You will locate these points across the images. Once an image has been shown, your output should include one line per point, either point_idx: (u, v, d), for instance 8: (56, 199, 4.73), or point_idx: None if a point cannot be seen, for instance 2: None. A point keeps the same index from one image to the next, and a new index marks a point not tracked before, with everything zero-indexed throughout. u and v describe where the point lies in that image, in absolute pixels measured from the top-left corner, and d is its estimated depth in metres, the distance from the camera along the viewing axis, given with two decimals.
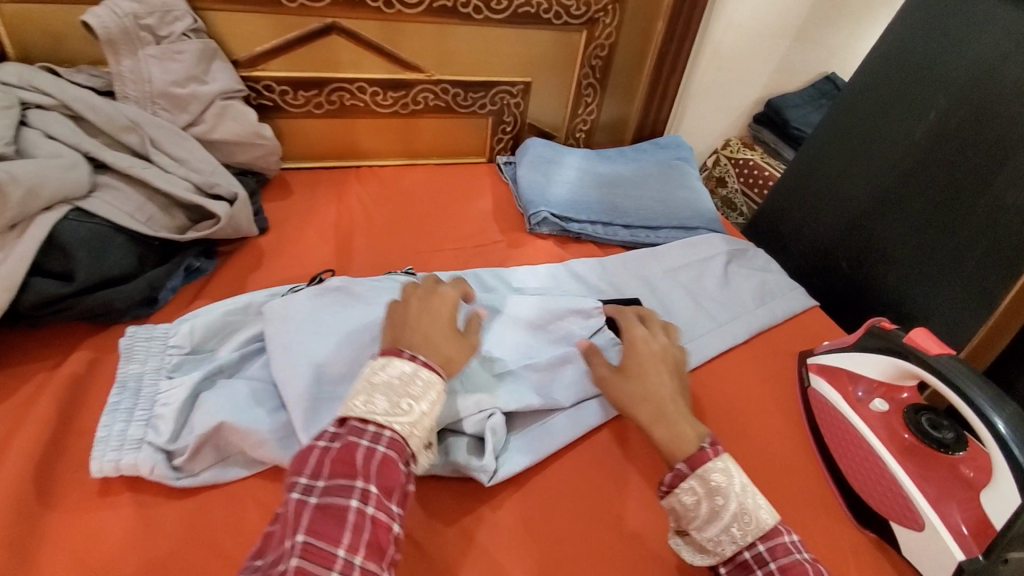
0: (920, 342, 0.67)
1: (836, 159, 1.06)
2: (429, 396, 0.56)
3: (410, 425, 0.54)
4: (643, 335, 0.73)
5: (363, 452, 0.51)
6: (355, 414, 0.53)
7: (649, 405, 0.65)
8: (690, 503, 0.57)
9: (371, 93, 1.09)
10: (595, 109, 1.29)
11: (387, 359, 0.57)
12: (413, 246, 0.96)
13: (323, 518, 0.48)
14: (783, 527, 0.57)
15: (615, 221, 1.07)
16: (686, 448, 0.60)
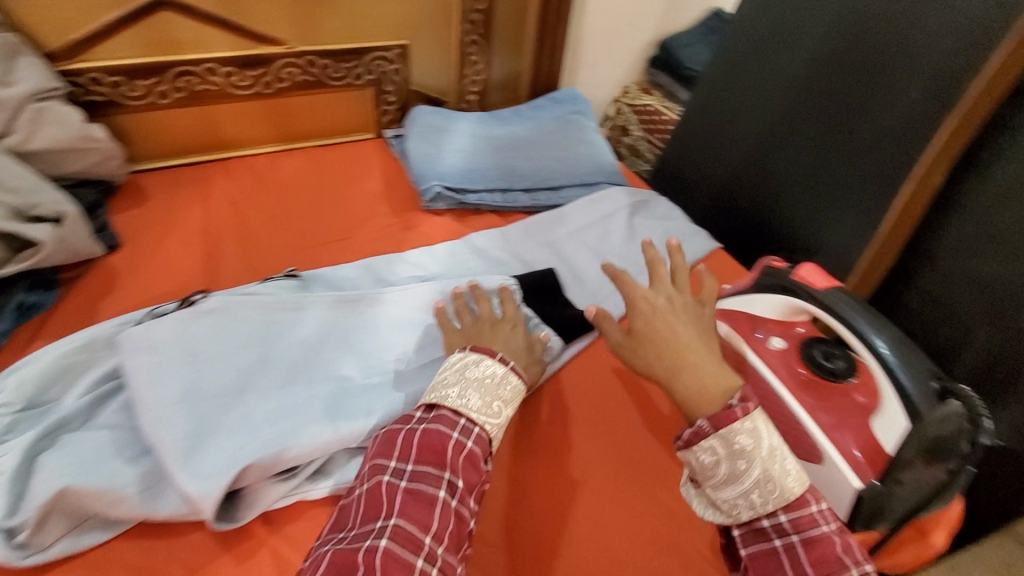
0: (808, 276, 0.67)
1: (727, 98, 1.05)
2: (514, 401, 0.60)
3: (497, 427, 0.58)
4: (647, 294, 0.60)
5: (454, 445, 0.54)
6: (447, 404, 0.56)
7: (658, 359, 0.57)
8: (708, 463, 0.50)
9: (224, 74, 0.96)
10: (484, 68, 1.20)
11: (479, 356, 0.61)
12: (294, 242, 0.87)
13: (412, 501, 0.51)
14: (813, 495, 0.51)
15: (514, 186, 1.01)
16: (710, 407, 0.53)
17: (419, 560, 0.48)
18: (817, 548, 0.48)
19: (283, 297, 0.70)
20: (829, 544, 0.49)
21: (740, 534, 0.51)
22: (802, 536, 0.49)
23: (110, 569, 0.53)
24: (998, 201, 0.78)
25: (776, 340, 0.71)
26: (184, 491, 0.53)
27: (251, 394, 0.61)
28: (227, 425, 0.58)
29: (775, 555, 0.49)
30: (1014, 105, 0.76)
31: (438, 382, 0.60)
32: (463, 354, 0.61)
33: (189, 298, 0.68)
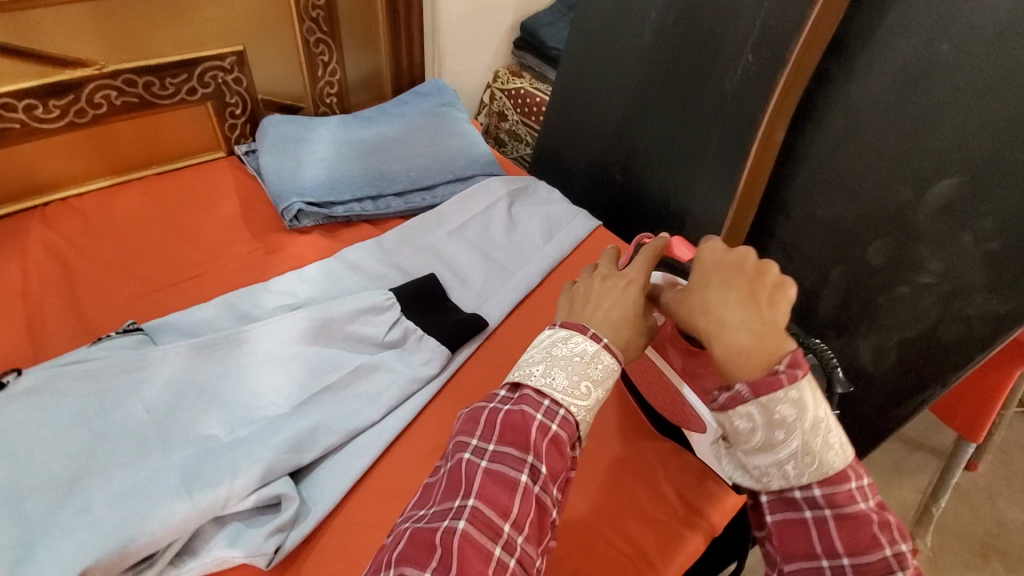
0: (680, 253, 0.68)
1: (590, 77, 1.06)
2: (607, 383, 0.53)
3: (586, 411, 0.52)
4: (715, 246, 0.57)
5: (538, 428, 0.49)
6: (531, 384, 0.52)
7: (699, 309, 0.54)
8: (743, 428, 0.50)
9: (23, 108, 0.82)
10: (337, 67, 1.12)
11: (570, 333, 0.54)
12: (140, 289, 0.77)
13: (493, 483, 0.47)
14: (855, 469, 0.51)
15: (384, 192, 0.96)
16: (749, 367, 0.50)
17: (497, 548, 0.45)
18: (848, 522, 0.50)
19: (114, 360, 0.61)
20: (862, 519, 0.50)
21: (768, 501, 0.53)
22: (834, 512, 0.50)
23: None
24: (834, 149, 0.84)
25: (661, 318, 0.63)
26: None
27: (91, 479, 0.53)
28: (63, 522, 0.50)
29: (805, 526, 0.51)
30: (835, 59, 0.81)
31: (523, 358, 0.55)
32: (552, 330, 0.55)
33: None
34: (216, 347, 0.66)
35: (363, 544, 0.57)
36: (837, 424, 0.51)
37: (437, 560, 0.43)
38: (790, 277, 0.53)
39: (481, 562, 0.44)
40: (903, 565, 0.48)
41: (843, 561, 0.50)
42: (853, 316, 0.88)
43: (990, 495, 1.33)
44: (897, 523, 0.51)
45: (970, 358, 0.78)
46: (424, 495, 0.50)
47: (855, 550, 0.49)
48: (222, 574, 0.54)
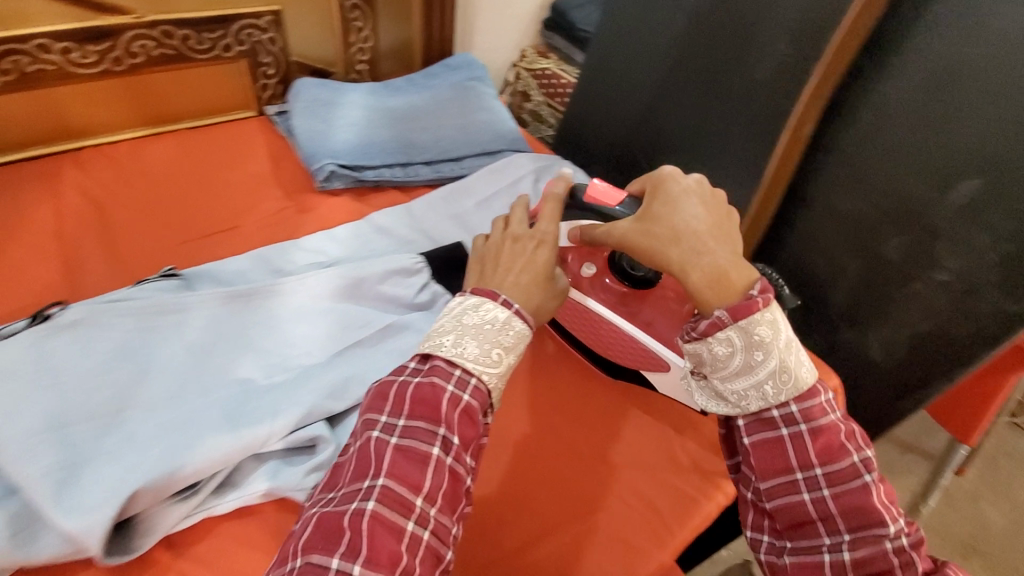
0: (604, 196, 0.66)
1: (619, 59, 1.07)
2: (518, 346, 0.54)
3: (499, 377, 0.53)
4: (675, 175, 0.59)
5: (449, 400, 0.50)
6: (443, 354, 0.51)
7: (670, 235, 0.56)
8: (723, 354, 0.53)
9: (59, 50, 0.82)
10: (370, 35, 1.12)
11: (479, 300, 0.55)
12: (174, 238, 0.79)
13: (402, 461, 0.48)
14: (822, 386, 0.56)
15: (414, 160, 0.97)
16: (727, 296, 0.53)
17: (410, 522, 0.46)
18: (821, 436, 0.54)
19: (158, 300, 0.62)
20: (832, 431, 0.54)
21: (745, 423, 0.56)
22: (809, 426, 0.54)
23: None
24: (861, 144, 0.85)
25: (587, 268, 0.72)
26: (64, 525, 0.48)
27: (133, 411, 0.55)
28: (107, 450, 0.52)
29: (781, 443, 0.54)
30: (871, 56, 0.82)
31: (434, 328, 0.55)
32: (461, 298, 0.55)
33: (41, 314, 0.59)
34: (252, 297, 0.67)
35: None
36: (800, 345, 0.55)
37: (345, 544, 0.44)
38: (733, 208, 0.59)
39: (392, 539, 0.45)
40: (869, 470, 0.53)
41: (816, 472, 0.54)
42: (867, 309, 0.90)
43: (978, 498, 1.36)
44: (859, 434, 0.56)
45: (977, 355, 0.81)
46: (334, 476, 0.50)
47: (826, 460, 0.54)
48: (255, 510, 0.56)
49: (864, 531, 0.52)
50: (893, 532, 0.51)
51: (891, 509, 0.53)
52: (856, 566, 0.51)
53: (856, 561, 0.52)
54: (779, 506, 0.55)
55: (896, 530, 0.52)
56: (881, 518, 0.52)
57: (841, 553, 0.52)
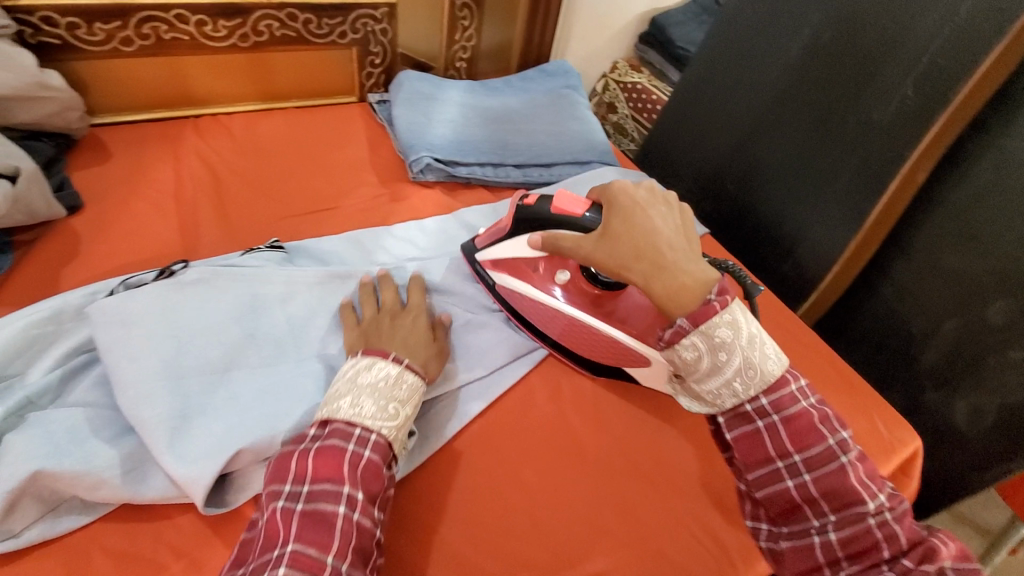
0: (569, 206, 0.64)
1: (720, 82, 1.05)
2: (413, 398, 0.56)
3: (397, 427, 0.54)
4: (625, 186, 0.59)
5: (351, 457, 0.49)
6: (341, 415, 0.52)
7: (632, 244, 0.56)
8: (691, 358, 0.51)
9: (195, 22, 0.87)
10: (474, 34, 1.14)
11: (372, 359, 0.56)
12: (278, 212, 0.83)
13: (309, 526, 0.46)
14: (791, 374, 0.54)
15: (506, 161, 0.99)
16: (687, 303, 0.52)
17: None
18: (795, 422, 0.52)
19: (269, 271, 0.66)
20: (805, 417, 0.52)
21: (724, 420, 0.54)
22: (782, 416, 0.52)
23: (89, 555, 0.50)
24: (975, 199, 0.80)
25: (561, 274, 0.71)
26: (172, 471, 0.51)
27: (239, 370, 0.59)
28: (215, 404, 0.56)
29: (758, 435, 0.53)
30: (995, 109, 0.77)
31: (329, 394, 0.55)
32: (352, 360, 0.56)
33: (169, 270, 0.64)
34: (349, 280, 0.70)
35: (461, 484, 0.61)
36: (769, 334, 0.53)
37: None
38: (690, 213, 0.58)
39: None
40: (845, 450, 0.52)
41: (794, 459, 0.52)
42: (957, 372, 0.85)
43: None
44: (833, 412, 0.54)
45: None
46: (242, 550, 0.48)
47: (802, 445, 0.52)
48: None
49: (847, 510, 0.51)
50: (873, 508, 0.50)
51: (871, 486, 0.51)
52: (842, 546, 0.51)
53: (842, 541, 0.51)
54: (764, 495, 0.54)
55: (877, 506, 0.50)
56: (859, 496, 0.51)
57: (828, 534, 0.51)
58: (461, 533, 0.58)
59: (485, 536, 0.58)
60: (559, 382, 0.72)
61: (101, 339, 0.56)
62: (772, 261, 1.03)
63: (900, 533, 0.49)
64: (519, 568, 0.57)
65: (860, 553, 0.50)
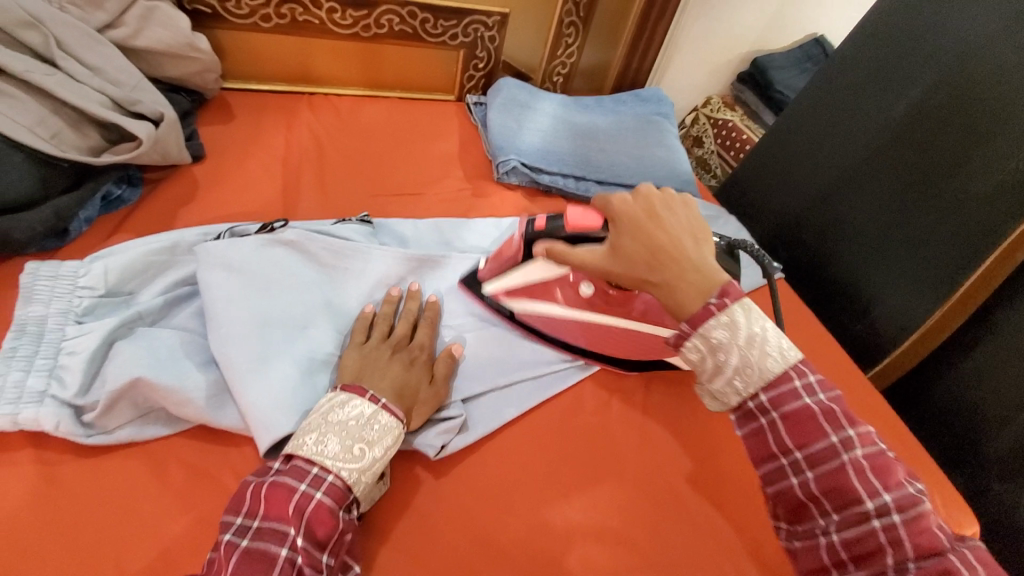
0: (581, 223, 0.63)
1: (814, 131, 1.03)
2: (385, 440, 0.54)
3: (360, 472, 0.52)
4: (624, 196, 0.58)
5: (299, 498, 0.48)
6: (302, 452, 0.51)
7: (642, 256, 0.54)
8: (694, 360, 0.49)
9: (326, 9, 0.95)
10: (576, 52, 1.18)
11: (347, 396, 0.55)
12: (370, 190, 0.88)
13: (248, 563, 0.45)
14: (797, 368, 0.48)
15: (588, 176, 1.01)
16: (694, 305, 0.50)
17: None
18: (794, 417, 0.47)
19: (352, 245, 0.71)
20: (807, 414, 0.47)
21: (734, 417, 0.51)
22: (781, 412, 0.47)
23: (167, 465, 0.55)
24: None
25: (587, 287, 0.71)
26: (246, 407, 0.56)
27: (315, 329, 0.64)
28: (291, 355, 0.60)
29: (760, 430, 0.49)
30: None
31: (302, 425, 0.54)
32: (330, 393, 0.55)
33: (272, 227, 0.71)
34: (424, 271, 0.75)
35: (501, 473, 0.64)
36: (771, 325, 0.48)
37: None
38: (694, 216, 0.57)
39: None
40: (852, 447, 0.46)
41: (797, 456, 0.47)
42: None
43: None
44: (844, 407, 0.47)
45: None
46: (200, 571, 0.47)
47: (804, 442, 0.47)
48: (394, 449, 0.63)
49: (850, 510, 0.45)
50: (874, 509, 0.44)
51: (875, 483, 0.45)
52: (845, 547, 0.45)
53: (845, 543, 0.45)
54: (772, 492, 0.50)
55: (880, 507, 0.44)
56: (859, 495, 0.45)
57: (831, 536, 0.46)
58: (494, 518, 0.60)
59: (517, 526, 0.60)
60: (610, 394, 0.73)
61: (207, 275, 0.62)
62: (845, 318, 1.00)
63: (908, 539, 0.43)
64: (546, 563, 0.58)
65: (865, 558, 0.44)
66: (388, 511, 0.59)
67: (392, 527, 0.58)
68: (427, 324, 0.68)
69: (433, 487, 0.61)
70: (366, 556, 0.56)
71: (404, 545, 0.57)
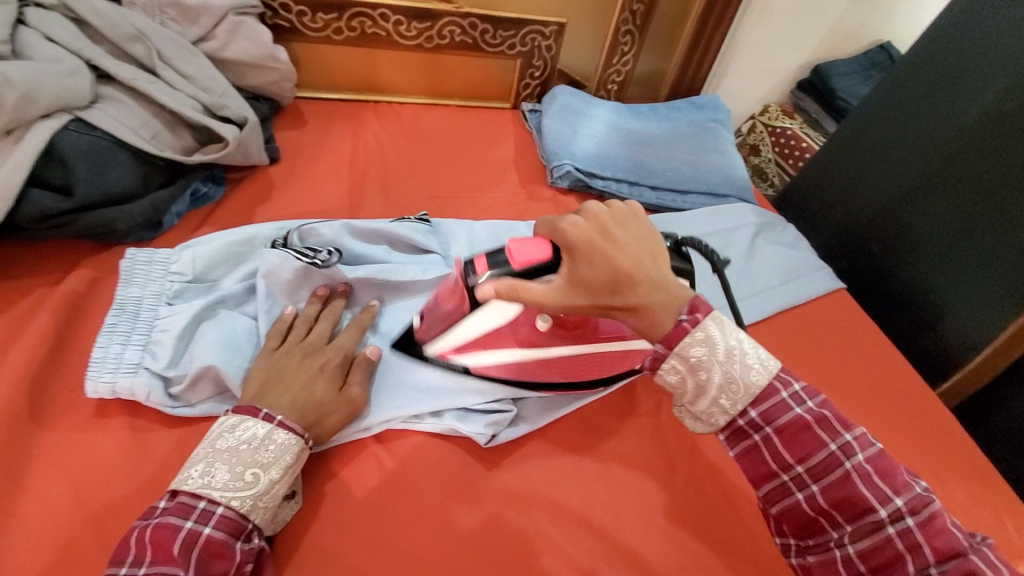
0: (529, 258, 0.53)
1: (878, 137, 0.99)
2: (282, 461, 0.53)
3: (254, 498, 0.51)
4: (575, 220, 0.53)
5: (185, 536, 0.47)
6: (186, 488, 0.49)
7: (606, 283, 0.52)
8: (674, 382, 0.51)
9: (393, 22, 1.00)
10: (632, 59, 1.19)
11: (239, 419, 0.54)
12: (430, 192, 0.92)
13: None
14: (782, 379, 0.50)
15: (642, 182, 1.02)
16: (662, 324, 0.51)
17: None
18: (788, 431, 0.49)
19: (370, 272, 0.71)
20: (801, 425, 0.49)
21: (725, 437, 0.53)
22: (775, 427, 0.50)
23: None
24: None
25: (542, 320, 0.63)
26: None
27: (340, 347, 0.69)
28: None
29: (755, 448, 0.51)
30: None
31: (190, 458, 0.53)
32: (220, 418, 0.54)
33: (317, 254, 0.69)
34: (386, 295, 0.73)
35: (549, 466, 0.65)
36: (751, 341, 0.50)
37: None
38: (654, 230, 0.56)
39: None
40: (853, 453, 0.48)
41: (798, 470, 0.49)
42: None
43: None
44: (835, 413, 0.50)
45: None
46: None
47: (804, 455, 0.49)
48: (450, 438, 0.66)
49: (862, 520, 0.47)
50: (885, 515, 0.47)
51: (884, 488, 0.47)
52: (863, 559, 0.47)
53: (861, 555, 0.47)
54: (777, 511, 0.52)
55: (893, 513, 0.47)
56: (870, 502, 0.47)
57: (846, 548, 0.48)
58: (543, 512, 0.61)
59: (564, 522, 0.61)
60: (663, 396, 0.73)
61: (264, 284, 0.67)
62: (911, 331, 0.96)
63: (924, 541, 0.46)
64: (594, 557, 0.59)
65: (883, 565, 0.47)
66: (440, 498, 0.61)
67: (444, 514, 0.60)
68: (353, 329, 0.66)
69: (485, 477, 0.63)
70: (420, 536, 0.58)
71: (458, 531, 0.59)
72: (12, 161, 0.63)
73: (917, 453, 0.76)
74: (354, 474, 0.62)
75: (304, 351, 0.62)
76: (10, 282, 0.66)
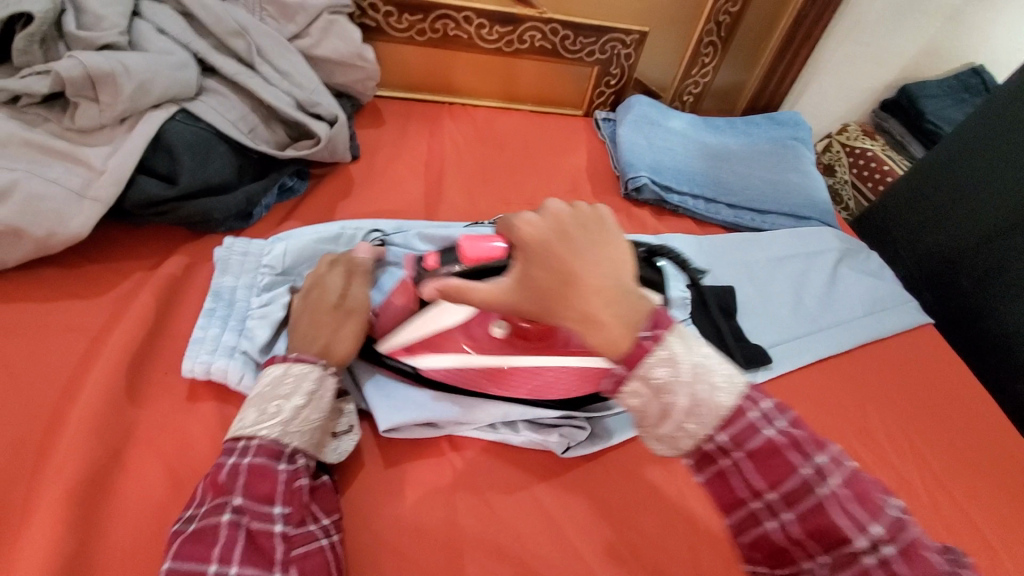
0: (478, 252, 0.53)
1: (977, 165, 0.93)
2: (301, 387, 0.53)
3: (283, 424, 0.52)
4: (528, 220, 0.50)
5: (228, 469, 0.49)
6: (227, 433, 0.52)
7: (552, 287, 0.47)
8: (636, 407, 0.45)
9: (476, 25, 1.01)
10: (711, 71, 1.17)
11: (263, 370, 0.56)
12: (504, 197, 0.92)
13: (195, 541, 0.46)
14: (749, 397, 0.46)
15: (719, 199, 0.99)
16: (612, 340, 0.45)
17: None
18: (759, 455, 0.44)
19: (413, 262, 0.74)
20: (770, 447, 0.44)
21: (689, 464, 0.47)
22: (742, 451, 0.44)
23: None
24: None
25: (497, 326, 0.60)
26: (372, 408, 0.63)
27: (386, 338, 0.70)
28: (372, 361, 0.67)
29: (724, 474, 0.46)
30: None
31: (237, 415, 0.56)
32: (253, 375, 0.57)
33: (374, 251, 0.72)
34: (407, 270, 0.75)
35: (620, 486, 0.65)
36: (718, 361, 0.46)
37: None
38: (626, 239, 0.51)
39: None
40: (826, 476, 0.43)
41: (770, 496, 0.44)
42: None
43: None
44: (808, 433, 0.45)
45: None
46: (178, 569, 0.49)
47: (775, 480, 0.44)
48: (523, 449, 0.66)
49: (837, 551, 0.42)
50: (862, 546, 0.41)
51: (857, 516, 0.41)
52: None
53: None
54: (746, 541, 0.46)
55: (870, 543, 0.41)
56: (843, 531, 0.41)
57: None
58: (615, 533, 0.61)
59: (637, 545, 0.60)
60: None
61: None
62: (1002, 375, 0.89)
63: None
64: None
65: None
66: (513, 510, 0.61)
67: (519, 526, 0.60)
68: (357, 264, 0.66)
69: (558, 493, 0.63)
70: (494, 546, 0.59)
71: (531, 544, 0.59)
72: (124, 149, 0.66)
73: (1012, 508, 0.71)
74: (430, 478, 0.62)
75: (308, 290, 0.63)
76: (111, 263, 0.69)
